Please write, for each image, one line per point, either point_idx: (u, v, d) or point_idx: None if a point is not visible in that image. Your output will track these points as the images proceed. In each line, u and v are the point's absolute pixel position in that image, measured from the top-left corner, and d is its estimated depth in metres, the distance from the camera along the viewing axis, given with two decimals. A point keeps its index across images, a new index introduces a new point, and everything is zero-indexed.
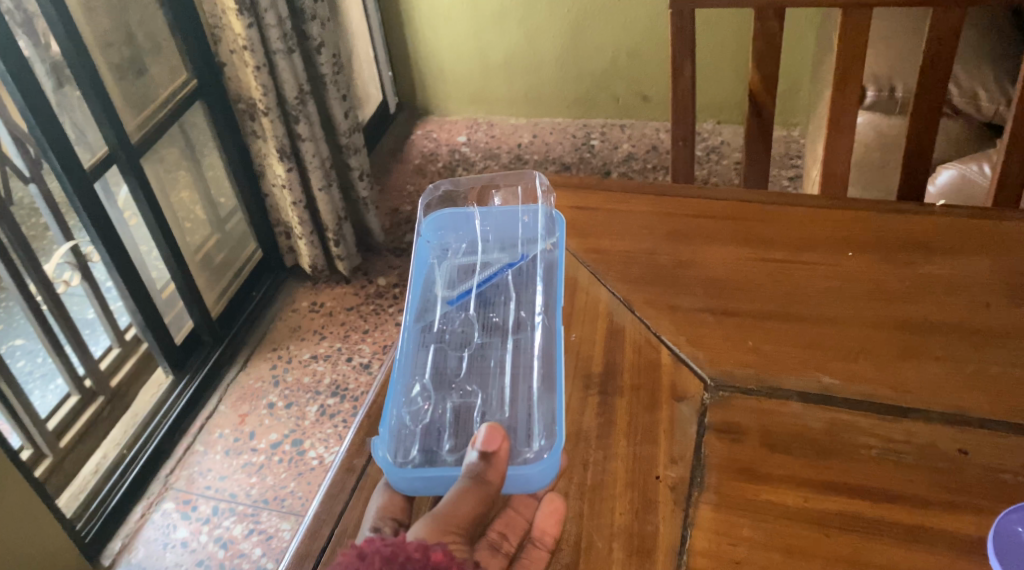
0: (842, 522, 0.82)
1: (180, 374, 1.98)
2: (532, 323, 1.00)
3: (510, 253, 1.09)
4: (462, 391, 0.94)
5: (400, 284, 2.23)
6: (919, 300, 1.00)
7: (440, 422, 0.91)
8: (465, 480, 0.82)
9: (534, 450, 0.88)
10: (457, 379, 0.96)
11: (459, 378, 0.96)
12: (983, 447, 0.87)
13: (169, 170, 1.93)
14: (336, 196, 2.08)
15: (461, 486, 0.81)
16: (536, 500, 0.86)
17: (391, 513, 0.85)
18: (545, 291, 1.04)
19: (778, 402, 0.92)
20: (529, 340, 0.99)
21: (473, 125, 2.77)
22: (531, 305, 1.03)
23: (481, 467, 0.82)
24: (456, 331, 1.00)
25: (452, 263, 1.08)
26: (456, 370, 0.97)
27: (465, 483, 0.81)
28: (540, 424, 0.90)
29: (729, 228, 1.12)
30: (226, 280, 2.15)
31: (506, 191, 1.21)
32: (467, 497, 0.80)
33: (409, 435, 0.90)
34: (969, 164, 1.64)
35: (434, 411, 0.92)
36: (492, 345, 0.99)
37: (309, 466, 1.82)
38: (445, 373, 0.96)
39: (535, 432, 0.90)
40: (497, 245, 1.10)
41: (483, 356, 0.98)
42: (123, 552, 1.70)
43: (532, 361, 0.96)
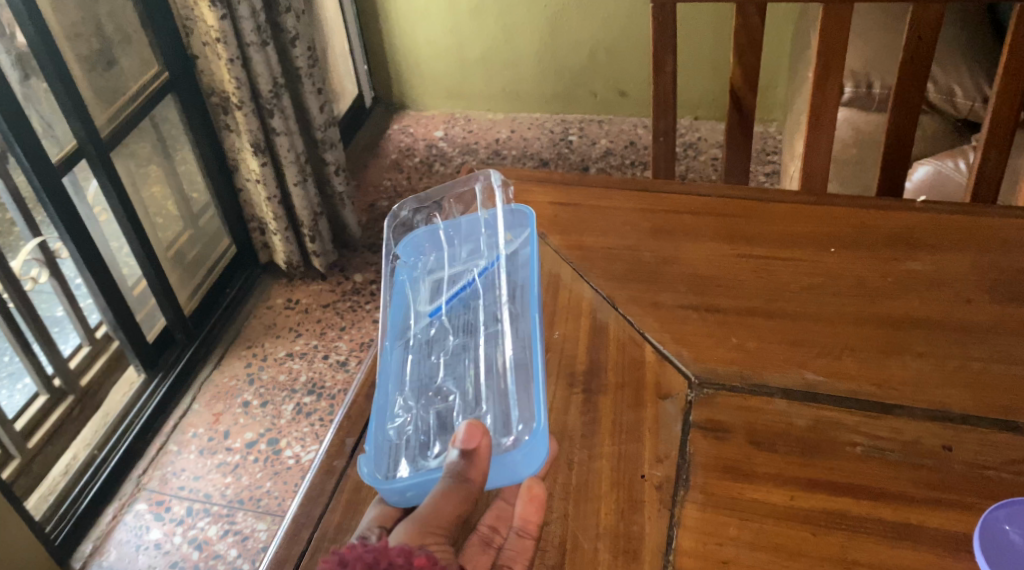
0: (828, 520, 0.82)
1: (152, 372, 1.94)
2: (506, 318, 0.98)
3: (476, 251, 1.07)
4: (442, 396, 0.92)
5: (376, 281, 2.20)
6: (902, 296, 1.00)
7: (424, 431, 0.89)
8: (445, 478, 0.78)
9: (513, 437, 0.86)
10: (436, 386, 0.93)
11: (439, 383, 0.93)
12: (968, 443, 0.87)
13: (141, 165, 1.91)
14: (311, 191, 2.05)
15: (443, 486, 0.77)
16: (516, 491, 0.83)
17: (378, 522, 0.80)
18: (513, 280, 1.02)
19: (763, 399, 0.92)
20: (502, 338, 0.97)
21: (450, 120, 2.75)
22: (501, 299, 1.01)
23: (461, 465, 0.78)
24: (431, 339, 0.98)
25: (425, 275, 1.05)
26: (435, 376, 0.94)
27: (446, 482, 0.77)
28: (517, 415, 0.88)
29: (712, 224, 1.11)
30: (199, 276, 2.12)
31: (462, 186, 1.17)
32: (449, 497, 0.76)
33: (394, 448, 0.87)
34: (945, 160, 1.65)
35: (417, 422, 0.90)
36: (464, 344, 0.97)
37: (284, 466, 1.79)
38: (425, 381, 0.94)
39: (513, 420, 0.88)
40: (463, 247, 1.08)
41: (460, 359, 0.96)
42: (95, 554, 1.66)
43: (507, 355, 0.95)
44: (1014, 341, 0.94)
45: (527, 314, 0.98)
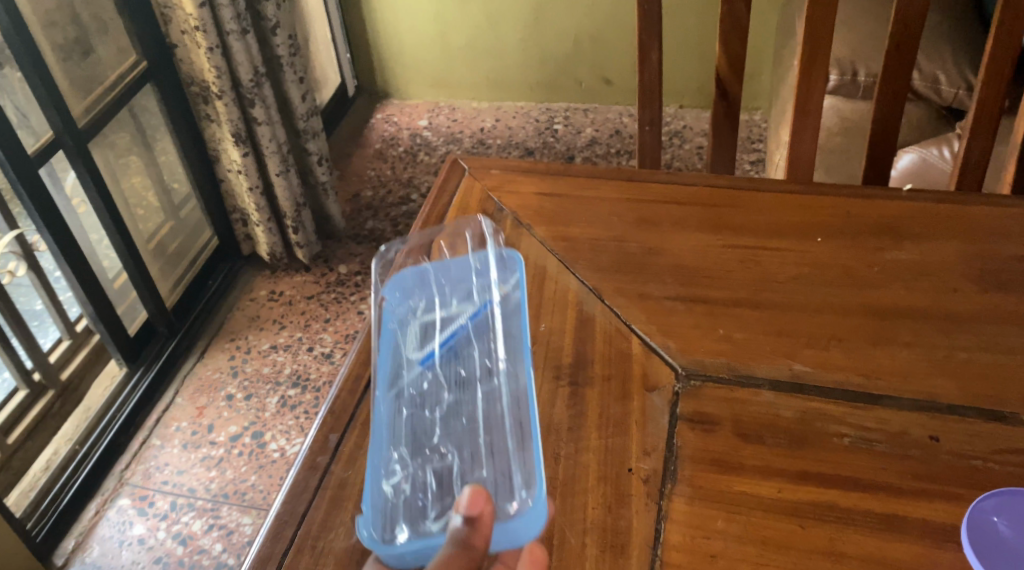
0: (816, 513, 0.81)
1: (134, 366, 1.92)
2: (504, 370, 0.93)
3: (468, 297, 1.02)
4: (439, 454, 0.87)
5: (361, 272, 2.18)
6: (888, 286, 1.00)
7: (422, 491, 0.84)
8: (447, 547, 0.69)
9: (516, 503, 0.82)
10: (432, 442, 0.88)
11: (435, 440, 0.88)
12: (955, 433, 0.86)
13: (120, 157, 1.88)
14: (294, 182, 2.03)
15: (445, 555, 0.69)
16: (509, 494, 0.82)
17: None
18: (510, 333, 0.97)
19: (750, 390, 0.91)
20: (500, 392, 0.91)
21: (434, 109, 2.73)
22: (498, 351, 0.96)
23: (465, 532, 0.69)
24: (426, 392, 0.92)
25: (415, 322, 1.00)
26: (431, 432, 0.89)
27: (448, 550, 0.69)
28: (520, 480, 0.84)
29: (698, 214, 1.10)
30: (181, 268, 2.09)
31: (452, 235, 1.11)
32: (452, 569, 0.68)
33: (393, 509, 0.83)
34: (930, 147, 1.65)
35: (415, 482, 0.84)
36: (459, 395, 0.92)
37: (269, 459, 1.77)
38: (421, 436, 0.88)
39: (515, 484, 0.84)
40: (454, 293, 1.02)
41: (456, 414, 0.90)
42: (78, 550, 1.64)
43: (505, 410, 0.89)
44: (1000, 330, 0.94)
45: (523, 368, 0.93)
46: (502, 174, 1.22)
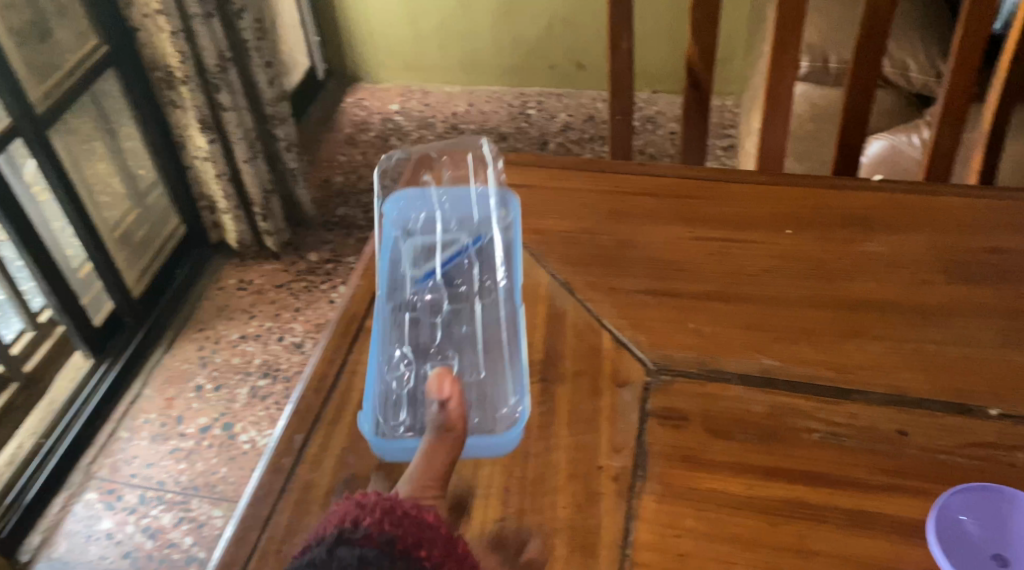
0: (785, 509, 0.81)
1: (100, 357, 1.88)
2: (499, 290, 1.01)
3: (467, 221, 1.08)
4: (439, 359, 0.94)
5: (332, 260, 2.15)
6: (858, 279, 0.99)
7: (421, 389, 0.91)
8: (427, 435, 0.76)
9: (506, 405, 0.90)
10: (432, 350, 0.95)
11: (435, 348, 0.96)
12: (923, 427, 0.86)
13: (83, 143, 1.84)
14: (262, 168, 2.00)
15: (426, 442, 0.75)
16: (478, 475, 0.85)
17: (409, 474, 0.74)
18: (506, 259, 1.04)
19: (721, 385, 0.91)
20: (503, 392, 0.91)
21: (406, 93, 2.70)
22: (494, 272, 1.03)
23: (440, 417, 0.76)
24: (427, 305, 1.00)
25: (416, 241, 1.05)
26: (431, 341, 0.96)
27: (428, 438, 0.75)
28: (511, 383, 0.92)
29: (670, 206, 1.10)
30: (148, 257, 2.05)
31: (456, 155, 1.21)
32: (435, 450, 0.75)
33: (393, 403, 0.89)
34: (900, 135, 1.64)
35: (415, 381, 0.92)
36: (461, 360, 0.94)
37: (239, 451, 1.75)
38: (421, 344, 0.96)
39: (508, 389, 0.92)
40: (454, 217, 1.08)
41: (454, 327, 0.98)
42: (44, 546, 1.61)
43: (500, 328, 0.97)
44: (969, 323, 0.94)
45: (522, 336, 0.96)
46: (472, 164, 1.20)
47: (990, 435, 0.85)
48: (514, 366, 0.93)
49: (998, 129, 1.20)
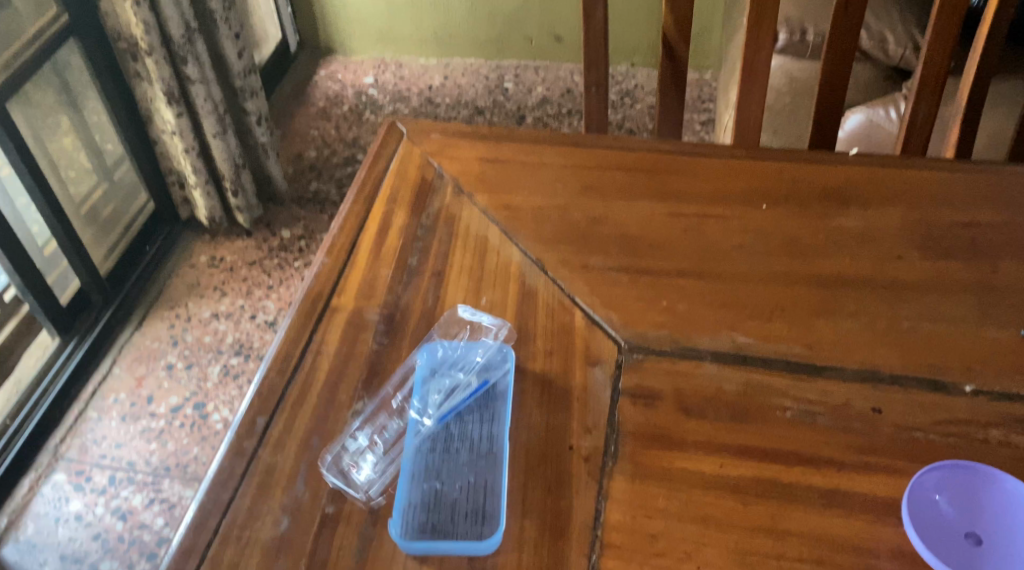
0: (758, 489, 0.80)
1: (67, 337, 1.84)
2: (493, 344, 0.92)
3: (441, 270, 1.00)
4: (445, 442, 0.84)
5: (305, 237, 2.12)
6: (833, 255, 0.98)
7: (435, 479, 0.82)
8: None
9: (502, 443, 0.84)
10: (437, 431, 0.85)
11: (439, 428, 0.86)
12: (897, 404, 0.85)
13: (46, 117, 1.80)
14: (231, 142, 1.96)
15: None
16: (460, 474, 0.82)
17: None
18: (494, 309, 0.95)
19: (693, 363, 0.89)
20: (478, 396, 0.88)
21: (381, 65, 2.65)
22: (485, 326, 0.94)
23: None
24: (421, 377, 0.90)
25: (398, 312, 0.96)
26: (434, 421, 0.86)
27: None
28: (522, 448, 0.83)
29: (643, 181, 1.08)
30: (115, 234, 2.02)
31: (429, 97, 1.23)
32: None
33: (413, 503, 0.80)
34: (877, 108, 1.63)
35: (427, 471, 0.82)
36: (468, 435, 0.85)
37: (212, 431, 1.72)
38: (425, 425, 0.86)
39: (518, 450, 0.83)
40: (428, 270, 1.00)
41: (453, 398, 0.88)
42: (11, 528, 1.57)
43: (499, 384, 0.88)
44: (943, 299, 0.93)
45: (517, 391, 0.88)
46: (442, 138, 1.17)
47: (963, 412, 0.84)
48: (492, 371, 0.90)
49: (974, 102, 1.18)
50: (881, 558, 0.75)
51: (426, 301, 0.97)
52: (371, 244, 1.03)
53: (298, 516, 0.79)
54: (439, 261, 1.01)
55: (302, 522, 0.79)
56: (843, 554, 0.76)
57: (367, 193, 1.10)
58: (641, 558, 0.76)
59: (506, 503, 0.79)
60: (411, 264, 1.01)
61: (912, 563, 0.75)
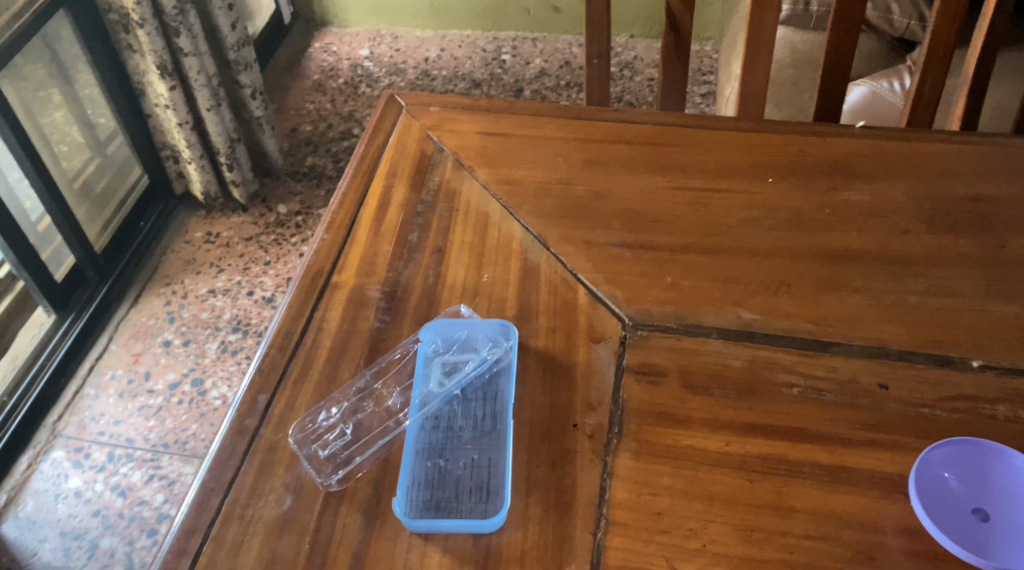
0: (764, 466, 0.79)
1: (63, 313, 1.83)
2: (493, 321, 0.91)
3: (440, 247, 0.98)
4: (446, 421, 0.84)
5: (302, 212, 2.10)
6: (839, 229, 0.97)
7: (437, 458, 0.81)
8: None
9: (506, 422, 0.83)
10: (438, 410, 0.85)
11: (439, 406, 0.85)
12: (904, 380, 0.84)
13: (36, 90, 1.78)
14: (225, 116, 1.94)
15: None
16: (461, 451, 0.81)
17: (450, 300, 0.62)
18: (494, 284, 0.94)
19: (698, 339, 0.88)
20: (478, 375, 0.87)
21: (376, 37, 2.62)
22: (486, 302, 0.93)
23: None
24: (421, 357, 0.89)
25: (396, 289, 0.95)
26: (434, 399, 0.86)
27: None
28: (525, 425, 0.83)
29: (646, 155, 1.06)
30: (110, 209, 2.01)
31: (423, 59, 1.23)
32: None
33: (415, 481, 0.79)
34: (880, 80, 1.61)
35: (428, 449, 0.81)
36: (469, 414, 0.84)
37: (210, 407, 1.71)
38: (425, 403, 0.85)
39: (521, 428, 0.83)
40: (426, 246, 0.98)
41: (453, 376, 0.87)
42: (10, 505, 1.57)
43: (500, 362, 0.88)
44: (951, 274, 0.92)
45: (521, 367, 0.87)
46: (441, 111, 1.16)
47: (970, 387, 0.83)
48: (493, 350, 0.89)
49: (982, 73, 1.16)
50: (888, 534, 0.75)
51: (428, 278, 0.95)
52: (371, 219, 1.02)
53: (301, 494, 0.79)
54: (440, 237, 0.99)
55: (305, 500, 0.78)
56: (850, 530, 0.75)
57: (367, 168, 1.08)
58: (647, 535, 0.75)
59: (510, 479, 0.79)
60: (411, 241, 0.99)
61: (919, 539, 0.75)
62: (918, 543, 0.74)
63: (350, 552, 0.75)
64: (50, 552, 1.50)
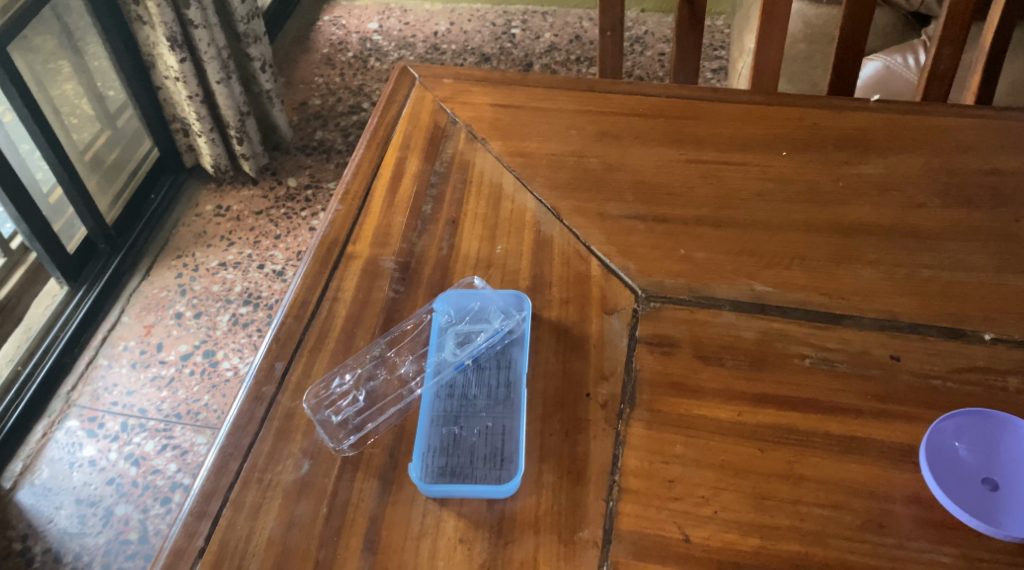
0: (776, 436, 0.80)
1: (76, 285, 1.84)
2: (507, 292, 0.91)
3: (453, 220, 0.98)
4: (460, 390, 0.85)
5: (311, 186, 2.10)
6: (853, 202, 0.97)
7: (451, 426, 0.82)
8: None
9: (520, 391, 0.84)
10: (452, 378, 0.86)
11: (453, 375, 0.86)
12: (915, 352, 0.84)
13: (46, 61, 1.78)
14: (235, 89, 1.94)
15: None
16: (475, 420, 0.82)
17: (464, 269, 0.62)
18: (508, 255, 0.95)
19: (710, 311, 0.89)
20: (492, 345, 0.88)
21: (385, 11, 2.61)
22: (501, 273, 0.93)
23: None
24: (435, 327, 0.90)
25: (410, 260, 0.95)
26: (448, 368, 0.86)
27: None
28: (540, 394, 0.83)
29: (660, 128, 1.06)
30: (120, 182, 2.01)
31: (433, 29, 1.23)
32: None
33: (429, 448, 0.80)
34: (894, 56, 1.60)
35: (442, 417, 0.82)
36: (483, 382, 0.85)
37: (222, 378, 1.73)
38: (439, 371, 0.86)
39: (536, 397, 0.83)
40: (441, 217, 0.99)
41: (467, 346, 0.88)
42: (26, 473, 1.59)
43: (514, 332, 0.88)
44: (963, 248, 0.92)
45: (534, 338, 0.88)
46: (454, 83, 1.16)
47: (982, 360, 0.84)
48: (506, 321, 0.90)
49: (998, 47, 1.16)
50: (897, 503, 0.76)
51: (442, 249, 0.96)
52: (385, 190, 1.02)
53: (319, 459, 0.80)
54: (453, 208, 1.00)
55: (322, 465, 0.79)
56: (860, 499, 0.76)
57: (380, 139, 1.08)
58: (659, 503, 0.76)
59: (524, 447, 0.80)
60: (425, 212, 1.00)
61: (929, 508, 0.75)
62: (928, 512, 0.75)
63: (366, 515, 0.76)
64: (66, 519, 1.53)
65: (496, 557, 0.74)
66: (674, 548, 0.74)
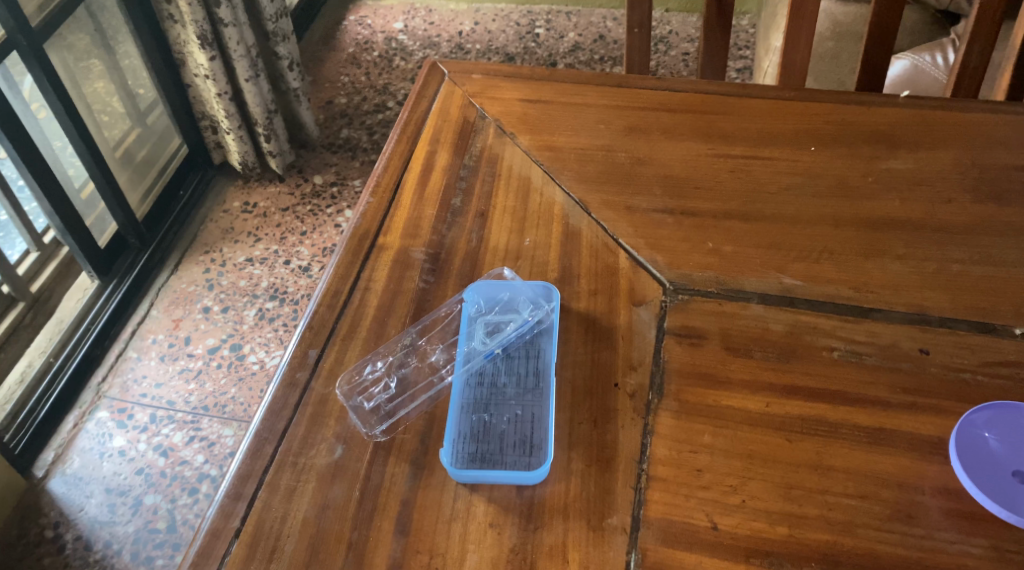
0: (804, 427, 0.80)
1: (106, 279, 1.86)
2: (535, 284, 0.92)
3: (482, 214, 0.99)
4: (491, 380, 0.85)
5: (337, 182, 2.13)
6: (882, 197, 0.97)
7: (483, 415, 0.83)
8: None
9: (550, 380, 0.85)
10: (482, 367, 0.87)
11: (483, 364, 0.87)
12: (945, 346, 0.84)
13: (80, 59, 1.81)
14: (263, 87, 1.97)
15: None
16: (506, 410, 0.83)
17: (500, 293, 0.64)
18: (538, 248, 0.96)
19: (739, 304, 0.89)
20: (522, 334, 0.89)
21: (411, 11, 2.63)
22: (532, 268, 0.94)
23: None
24: (465, 318, 0.91)
25: (437, 254, 0.96)
26: (478, 359, 0.87)
27: None
28: (570, 385, 0.84)
29: (689, 122, 1.07)
30: (150, 178, 2.04)
31: None
32: None
33: (461, 437, 0.81)
34: (923, 54, 1.60)
35: (473, 406, 0.83)
36: (513, 371, 0.86)
37: (249, 371, 1.75)
38: (469, 360, 0.87)
39: (566, 390, 0.84)
40: (471, 212, 1.00)
41: (496, 337, 0.89)
42: (57, 462, 1.61)
43: (543, 322, 0.89)
44: (994, 242, 0.92)
45: (563, 330, 0.88)
46: (483, 79, 1.17)
47: (1012, 354, 0.84)
48: (535, 311, 0.90)
49: None
50: (926, 494, 0.76)
51: (471, 240, 0.97)
52: (415, 183, 1.04)
53: (351, 444, 0.81)
54: (482, 201, 1.01)
55: (356, 450, 0.81)
56: (889, 489, 0.76)
57: (409, 135, 1.10)
58: (687, 491, 0.77)
59: (553, 434, 0.81)
60: (454, 205, 1.01)
61: (959, 499, 0.75)
62: (957, 504, 0.75)
63: (398, 499, 0.78)
64: (96, 508, 1.55)
65: (525, 541, 0.75)
66: (703, 535, 0.75)
